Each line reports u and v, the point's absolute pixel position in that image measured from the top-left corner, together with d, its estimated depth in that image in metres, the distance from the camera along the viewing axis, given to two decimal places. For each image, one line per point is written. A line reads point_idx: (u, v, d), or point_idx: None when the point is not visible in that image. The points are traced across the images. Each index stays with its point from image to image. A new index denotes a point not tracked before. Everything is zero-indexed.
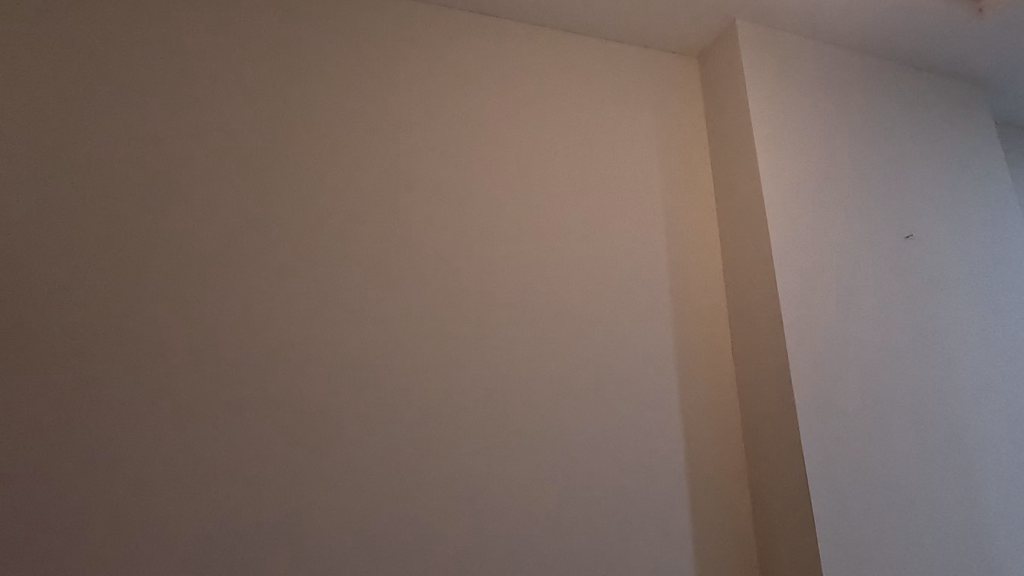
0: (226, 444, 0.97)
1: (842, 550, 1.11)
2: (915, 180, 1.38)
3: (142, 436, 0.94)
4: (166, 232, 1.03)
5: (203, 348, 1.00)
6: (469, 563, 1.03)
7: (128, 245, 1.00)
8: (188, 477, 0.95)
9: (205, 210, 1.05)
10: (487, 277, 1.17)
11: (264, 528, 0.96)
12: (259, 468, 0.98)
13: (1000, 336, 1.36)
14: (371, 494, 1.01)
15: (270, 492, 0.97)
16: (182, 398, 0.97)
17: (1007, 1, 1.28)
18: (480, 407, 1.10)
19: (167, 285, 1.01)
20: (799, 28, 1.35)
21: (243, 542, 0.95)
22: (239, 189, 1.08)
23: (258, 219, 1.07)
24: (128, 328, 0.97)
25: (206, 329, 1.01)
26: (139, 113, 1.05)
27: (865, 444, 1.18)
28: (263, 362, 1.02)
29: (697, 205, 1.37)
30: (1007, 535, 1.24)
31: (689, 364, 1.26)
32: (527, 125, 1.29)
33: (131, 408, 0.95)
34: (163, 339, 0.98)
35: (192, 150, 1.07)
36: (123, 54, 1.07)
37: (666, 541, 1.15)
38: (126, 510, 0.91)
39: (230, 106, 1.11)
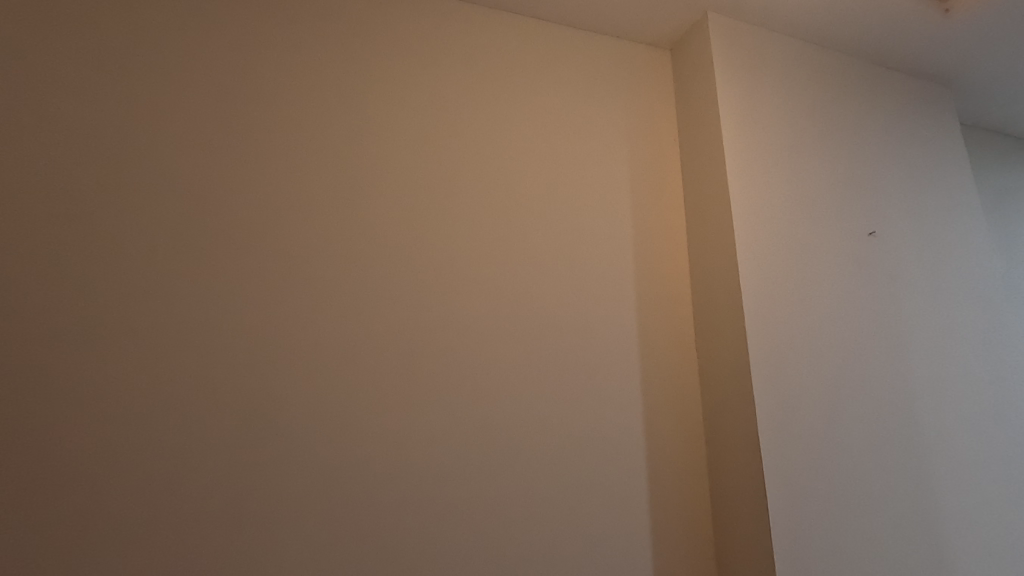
0: (200, 423, 0.98)
1: (797, 541, 1.12)
2: (879, 177, 1.40)
3: (123, 413, 0.95)
4: (117, 208, 1.02)
5: (162, 326, 1.00)
6: (420, 547, 1.04)
7: (111, 223, 1.01)
8: (163, 454, 0.96)
9: (155, 188, 1.05)
10: (450, 266, 1.18)
11: (208, 510, 0.96)
12: (208, 451, 0.98)
13: (960, 339, 1.39)
14: (321, 486, 1.02)
15: (236, 472, 0.98)
16: (161, 376, 0.98)
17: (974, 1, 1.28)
18: (439, 397, 1.12)
19: (116, 262, 1.00)
20: (769, 23, 1.35)
21: (185, 524, 0.94)
22: (193, 168, 1.07)
23: (214, 201, 1.07)
24: (109, 305, 0.98)
25: (182, 308, 1.02)
26: (125, 93, 1.07)
27: (822, 438, 1.20)
28: (212, 344, 1.02)
29: (664, 196, 1.39)
30: (957, 533, 1.26)
31: (651, 354, 1.29)
32: (495, 115, 1.29)
33: (113, 385, 0.96)
34: (142, 317, 0.99)
35: (173, 133, 1.08)
36: (78, 28, 1.07)
37: (623, 527, 1.17)
38: (104, 485, 0.92)
39: (187, 86, 1.10)
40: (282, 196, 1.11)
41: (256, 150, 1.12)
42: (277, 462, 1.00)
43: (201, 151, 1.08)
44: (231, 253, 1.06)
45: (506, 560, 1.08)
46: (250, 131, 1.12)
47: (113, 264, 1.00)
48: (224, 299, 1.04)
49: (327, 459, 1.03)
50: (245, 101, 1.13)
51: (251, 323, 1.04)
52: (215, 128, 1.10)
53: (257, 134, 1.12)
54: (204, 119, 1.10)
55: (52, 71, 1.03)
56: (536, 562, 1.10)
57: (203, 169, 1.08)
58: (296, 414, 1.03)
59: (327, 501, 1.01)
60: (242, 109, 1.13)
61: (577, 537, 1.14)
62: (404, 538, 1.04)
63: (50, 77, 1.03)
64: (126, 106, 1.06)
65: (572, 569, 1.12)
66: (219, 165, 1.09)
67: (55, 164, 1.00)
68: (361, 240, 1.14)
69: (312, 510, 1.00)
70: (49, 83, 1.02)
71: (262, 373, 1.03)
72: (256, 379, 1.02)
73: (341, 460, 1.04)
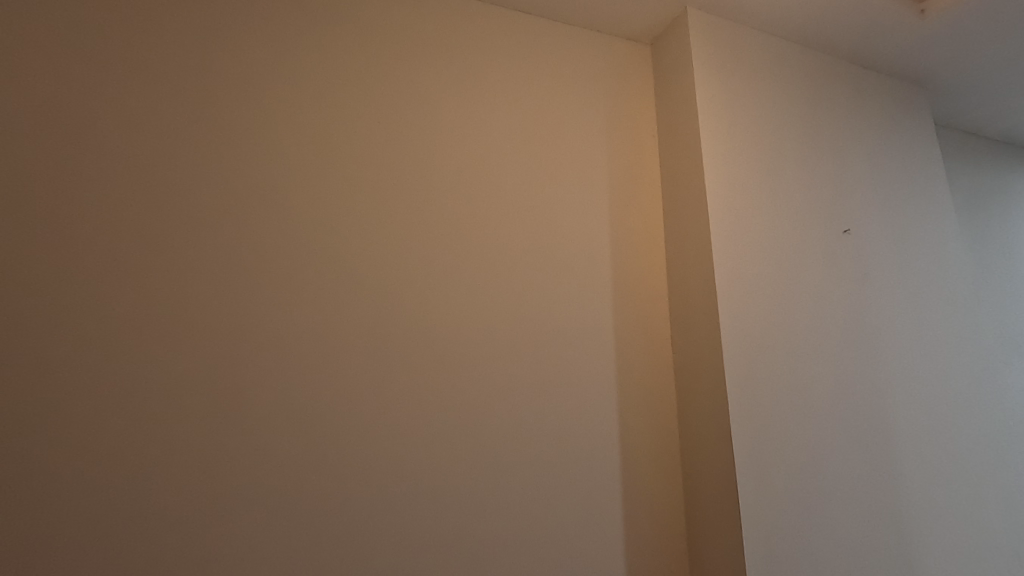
0: (177, 417, 0.97)
1: (767, 536, 1.13)
2: (855, 175, 1.42)
3: (99, 406, 0.94)
4: (76, 196, 0.99)
5: (139, 318, 0.99)
6: (390, 540, 1.04)
7: (88, 212, 1.00)
8: (139, 448, 0.95)
9: (117, 175, 1.02)
10: (425, 260, 1.18)
11: (170, 505, 0.94)
12: (170, 446, 0.96)
13: (931, 338, 1.41)
14: (288, 483, 1.01)
15: (211, 466, 0.98)
16: (137, 369, 0.97)
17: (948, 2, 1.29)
18: (410, 392, 1.11)
19: (74, 252, 0.98)
20: (748, 20, 1.36)
21: (145, 520, 0.93)
22: (157, 156, 1.05)
23: (180, 191, 1.05)
24: (86, 296, 0.97)
25: (158, 300, 1.00)
26: (104, 82, 1.05)
27: (793, 433, 1.21)
28: (174, 337, 1.00)
29: (643, 192, 1.39)
30: (925, 529, 1.28)
31: (626, 349, 1.29)
32: (473, 108, 1.29)
33: (90, 377, 0.95)
34: (119, 309, 0.98)
35: (154, 123, 1.07)
36: (39, 11, 1.04)
37: (595, 520, 1.18)
38: (77, 477, 0.91)
39: (154, 73, 1.08)
40: (255, 186, 1.10)
41: (228, 139, 1.10)
42: (241, 457, 0.99)
43: (170, 139, 1.07)
44: (199, 243, 1.05)
45: (476, 560, 1.08)
46: (222, 120, 1.11)
47: (72, 252, 0.97)
48: (190, 291, 1.02)
49: (295, 455, 1.02)
50: (217, 90, 1.12)
51: (220, 315, 1.03)
52: (186, 116, 1.09)
53: (229, 123, 1.11)
54: (170, 106, 1.08)
55: (17, 56, 1.01)
56: (506, 560, 1.10)
57: (169, 157, 1.06)
58: (263, 409, 1.02)
59: (294, 499, 1.00)
60: (215, 98, 1.11)
61: (549, 535, 1.14)
62: (372, 538, 1.03)
63: (14, 62, 1.00)
64: (87, 92, 1.04)
65: (542, 567, 1.12)
66: (195, 155, 1.08)
67: (15, 152, 0.97)
68: (334, 233, 1.13)
69: (278, 508, 0.99)
70: (14, 68, 1.00)
71: (230, 366, 1.02)
72: (223, 371, 1.01)
73: (309, 456, 1.03)
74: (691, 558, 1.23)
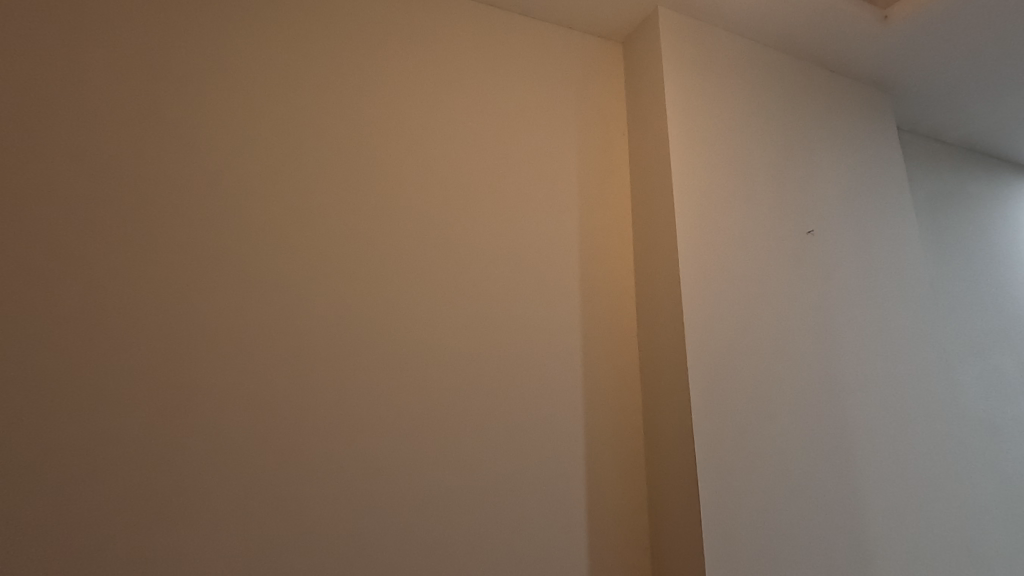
0: (148, 415, 0.98)
1: (727, 532, 1.15)
2: (821, 177, 1.44)
3: (70, 404, 0.94)
4: (23, 187, 0.98)
5: (111, 317, 0.99)
6: (355, 535, 1.05)
7: (61, 211, 1.00)
8: (110, 447, 0.95)
9: (67, 167, 1.01)
10: (393, 255, 1.19)
11: (124, 502, 0.94)
12: (121, 442, 0.95)
13: (890, 338, 1.45)
14: (247, 482, 1.00)
15: (182, 465, 0.98)
16: (110, 367, 0.97)
17: (911, 10, 1.32)
18: (377, 389, 1.12)
19: (19, 243, 0.96)
20: (717, 22, 1.38)
21: (95, 517, 0.92)
22: (108, 149, 1.05)
23: (135, 182, 1.05)
24: (58, 295, 0.97)
25: (131, 298, 1.01)
26: (82, 81, 1.05)
27: (754, 430, 1.23)
28: (125, 331, 0.99)
29: (613, 191, 1.41)
30: (882, 525, 1.31)
31: (593, 345, 1.32)
32: (442, 104, 1.30)
33: (62, 376, 0.94)
34: (91, 309, 0.98)
35: (132, 121, 1.07)
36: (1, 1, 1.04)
37: (560, 513, 1.20)
38: (47, 477, 0.91)
39: (107, 65, 1.08)
40: (219, 180, 1.10)
41: (188, 133, 1.10)
42: (198, 452, 0.99)
43: (126, 131, 1.06)
44: (153, 237, 1.04)
45: (439, 560, 1.09)
46: (184, 113, 1.11)
47: (20, 244, 0.96)
48: (156, 286, 1.02)
49: (256, 454, 1.02)
50: (180, 83, 1.12)
51: (175, 311, 1.03)
52: (142, 108, 1.08)
53: (192, 117, 1.11)
54: (124, 98, 1.08)
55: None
56: (469, 559, 1.11)
57: (122, 150, 1.05)
58: (225, 406, 1.02)
59: (253, 500, 1.00)
60: (175, 91, 1.11)
61: (512, 533, 1.15)
62: (334, 539, 1.03)
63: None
64: (55, 87, 1.04)
65: (506, 565, 1.13)
66: (169, 152, 1.08)
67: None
68: (300, 231, 1.13)
69: (237, 507, 0.99)
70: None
71: (199, 364, 1.02)
72: (175, 365, 1.01)
73: (269, 456, 1.03)
74: (654, 556, 1.25)
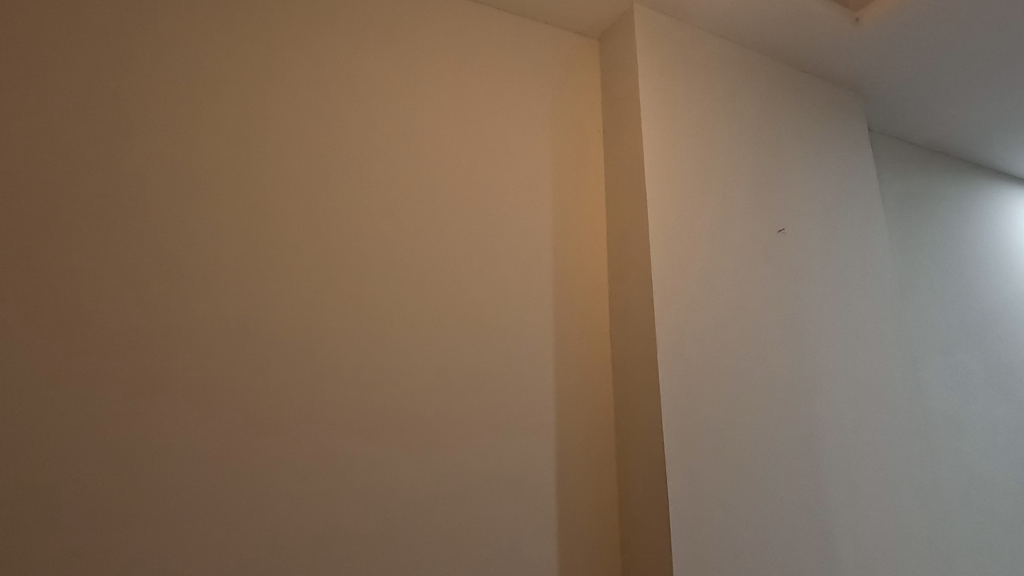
0: (114, 409, 0.96)
1: (695, 527, 1.16)
2: (792, 176, 1.46)
3: (33, 397, 0.92)
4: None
5: (77, 309, 0.97)
6: (323, 531, 1.04)
7: (25, 201, 0.98)
8: (75, 440, 0.93)
9: (16, 156, 0.99)
10: (364, 249, 1.18)
11: (71, 501, 0.91)
12: (71, 439, 0.93)
13: (858, 337, 1.47)
14: (205, 480, 0.99)
15: (148, 460, 0.96)
16: (75, 360, 0.96)
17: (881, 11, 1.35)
18: (347, 382, 1.12)
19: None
20: (693, 19, 1.39)
21: (40, 517, 0.89)
22: (61, 139, 1.02)
23: (103, 172, 1.04)
24: (22, 286, 0.95)
25: (97, 290, 0.99)
26: (49, 69, 1.04)
27: (723, 426, 1.24)
28: (76, 326, 0.97)
29: (587, 187, 1.42)
30: (848, 520, 1.34)
31: (565, 340, 1.32)
32: (417, 98, 1.30)
33: (25, 369, 0.93)
34: (56, 299, 0.96)
35: (100, 111, 1.06)
36: None
37: (530, 507, 1.21)
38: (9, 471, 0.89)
39: (71, 54, 1.06)
40: (184, 171, 1.08)
41: (150, 123, 1.08)
42: (153, 449, 0.97)
43: (86, 121, 1.04)
44: (107, 230, 1.02)
45: (407, 558, 1.09)
46: (147, 102, 1.09)
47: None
48: (124, 278, 1.01)
49: (221, 450, 1.01)
50: (145, 72, 1.10)
51: (136, 304, 1.01)
52: (101, 97, 1.06)
53: (157, 107, 1.09)
54: (80, 87, 1.05)
55: None
56: (437, 557, 1.11)
57: (78, 140, 1.03)
58: (193, 400, 1.01)
59: (213, 498, 0.99)
60: (139, 80, 1.09)
61: (481, 528, 1.16)
62: (298, 539, 1.02)
63: None
64: (21, 73, 1.02)
65: (474, 562, 1.13)
66: (138, 142, 1.07)
67: None
68: (270, 225, 1.12)
69: (205, 502, 0.98)
70: None
71: (167, 358, 1.01)
72: (138, 359, 0.99)
73: (235, 452, 1.02)
74: (624, 554, 1.25)
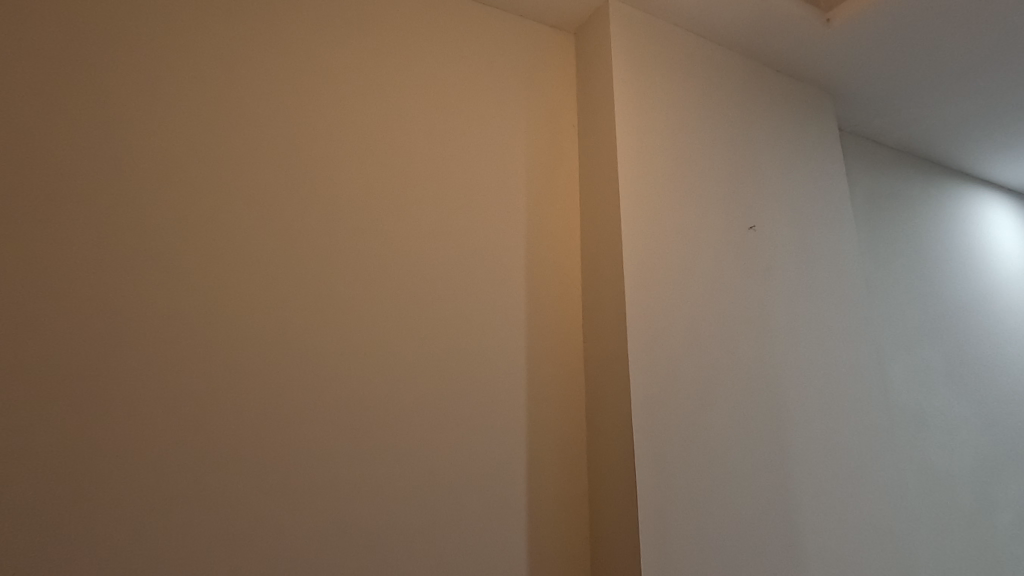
0: (73, 403, 0.94)
1: (662, 521, 1.16)
2: (763, 174, 1.48)
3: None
4: None
5: (36, 300, 0.94)
6: (291, 527, 1.03)
7: None
8: (31, 436, 0.90)
9: None
10: (334, 242, 1.17)
11: (13, 501, 0.88)
12: (15, 436, 0.90)
13: (824, 333, 1.49)
14: (160, 477, 0.97)
15: (108, 455, 0.94)
16: (31, 353, 0.93)
17: (852, 11, 1.36)
18: (315, 376, 1.11)
19: None
20: (667, 16, 1.39)
21: None
22: (10, 121, 0.98)
23: (62, 160, 1.00)
24: None
25: (56, 280, 0.96)
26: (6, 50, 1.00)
27: (692, 421, 1.26)
28: (24, 317, 0.93)
29: (561, 183, 1.43)
30: (811, 514, 1.35)
31: (538, 336, 1.33)
32: (391, 89, 1.29)
33: None
34: (11, 289, 0.93)
35: (60, 96, 1.02)
36: None
37: (500, 501, 1.21)
38: None
39: (30, 36, 1.03)
40: (147, 160, 1.06)
41: (110, 110, 1.05)
42: (106, 446, 0.94)
43: (45, 107, 1.01)
44: (61, 218, 0.98)
45: (373, 556, 1.08)
46: (107, 87, 1.06)
47: None
48: (85, 268, 0.98)
49: (185, 445, 0.99)
50: (108, 57, 1.07)
51: (99, 295, 0.98)
52: (61, 81, 1.03)
53: (118, 92, 1.06)
54: (33, 69, 1.01)
55: None
56: (406, 552, 1.11)
57: (27, 124, 0.99)
58: (156, 394, 0.99)
59: (168, 498, 0.96)
60: (101, 65, 1.06)
61: (450, 523, 1.15)
62: (259, 539, 1.00)
63: None
64: None
65: (442, 558, 1.13)
66: (101, 130, 1.04)
67: None
68: (236, 217, 1.10)
69: (167, 498, 0.96)
70: None
71: (128, 351, 0.98)
72: (98, 351, 0.97)
73: (200, 447, 1.00)
74: (594, 548, 1.26)
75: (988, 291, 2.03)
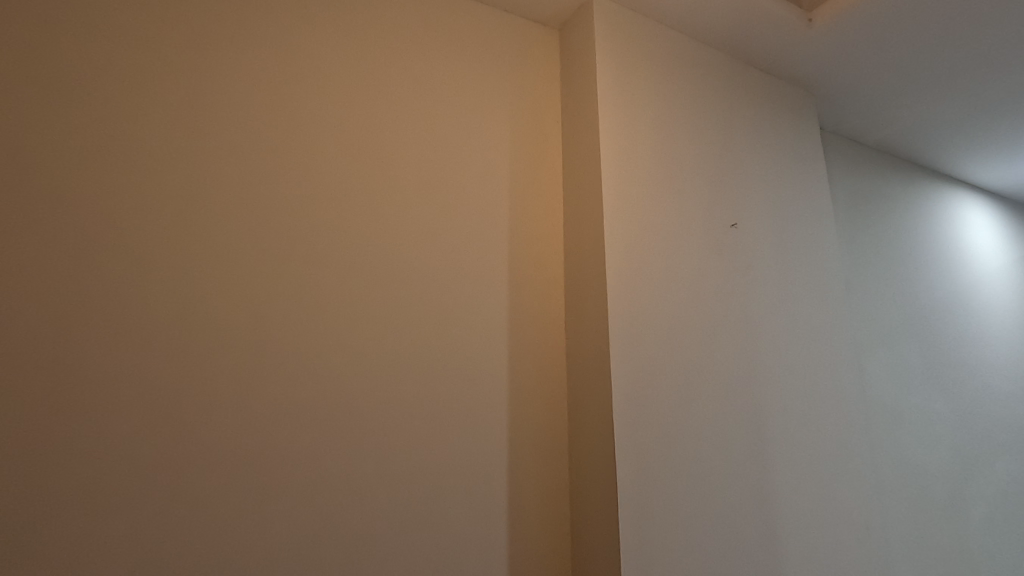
0: (44, 398, 0.92)
1: (642, 516, 1.17)
2: (745, 172, 1.49)
3: None
4: None
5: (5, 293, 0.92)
6: (269, 526, 1.02)
7: None
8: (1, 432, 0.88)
9: None
10: (314, 237, 1.16)
11: None
12: None
13: (803, 330, 1.51)
14: (135, 474, 0.95)
15: (81, 451, 0.92)
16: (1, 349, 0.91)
17: (834, 12, 1.37)
18: (294, 372, 1.09)
19: None
20: (651, 13, 1.39)
21: None
22: None
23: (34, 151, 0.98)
24: None
25: (26, 273, 0.94)
26: None
27: (673, 417, 1.26)
28: None
29: (545, 180, 1.42)
30: (790, 509, 1.37)
31: (520, 332, 1.33)
32: (374, 84, 1.28)
33: None
34: None
35: (32, 86, 1.00)
36: None
37: (481, 497, 1.21)
38: None
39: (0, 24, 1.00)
40: (122, 152, 1.04)
41: (84, 101, 1.03)
42: (80, 442, 0.92)
43: (16, 96, 0.98)
44: (32, 210, 0.96)
45: (353, 553, 1.07)
46: (81, 77, 1.04)
47: None
48: (58, 261, 0.96)
49: (161, 442, 0.97)
50: (82, 47, 1.05)
51: (72, 290, 0.96)
52: (34, 71, 1.01)
53: (91, 83, 1.04)
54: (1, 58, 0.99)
55: None
56: (386, 549, 1.10)
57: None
58: (131, 390, 0.97)
59: (144, 496, 0.95)
60: (75, 54, 1.04)
61: (431, 519, 1.15)
62: (238, 538, 0.99)
63: None
64: None
65: (422, 554, 1.13)
66: (75, 122, 1.02)
67: None
68: (214, 213, 1.09)
69: (142, 495, 0.94)
70: None
71: (102, 345, 0.97)
72: (72, 346, 0.95)
73: (176, 443, 0.98)
74: (574, 543, 1.27)
75: (965, 288, 2.07)
